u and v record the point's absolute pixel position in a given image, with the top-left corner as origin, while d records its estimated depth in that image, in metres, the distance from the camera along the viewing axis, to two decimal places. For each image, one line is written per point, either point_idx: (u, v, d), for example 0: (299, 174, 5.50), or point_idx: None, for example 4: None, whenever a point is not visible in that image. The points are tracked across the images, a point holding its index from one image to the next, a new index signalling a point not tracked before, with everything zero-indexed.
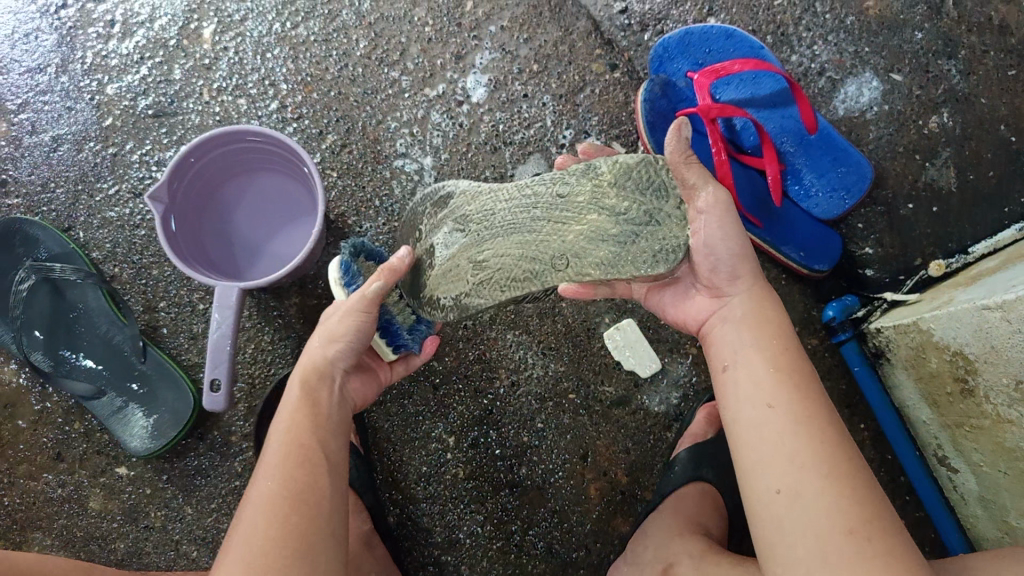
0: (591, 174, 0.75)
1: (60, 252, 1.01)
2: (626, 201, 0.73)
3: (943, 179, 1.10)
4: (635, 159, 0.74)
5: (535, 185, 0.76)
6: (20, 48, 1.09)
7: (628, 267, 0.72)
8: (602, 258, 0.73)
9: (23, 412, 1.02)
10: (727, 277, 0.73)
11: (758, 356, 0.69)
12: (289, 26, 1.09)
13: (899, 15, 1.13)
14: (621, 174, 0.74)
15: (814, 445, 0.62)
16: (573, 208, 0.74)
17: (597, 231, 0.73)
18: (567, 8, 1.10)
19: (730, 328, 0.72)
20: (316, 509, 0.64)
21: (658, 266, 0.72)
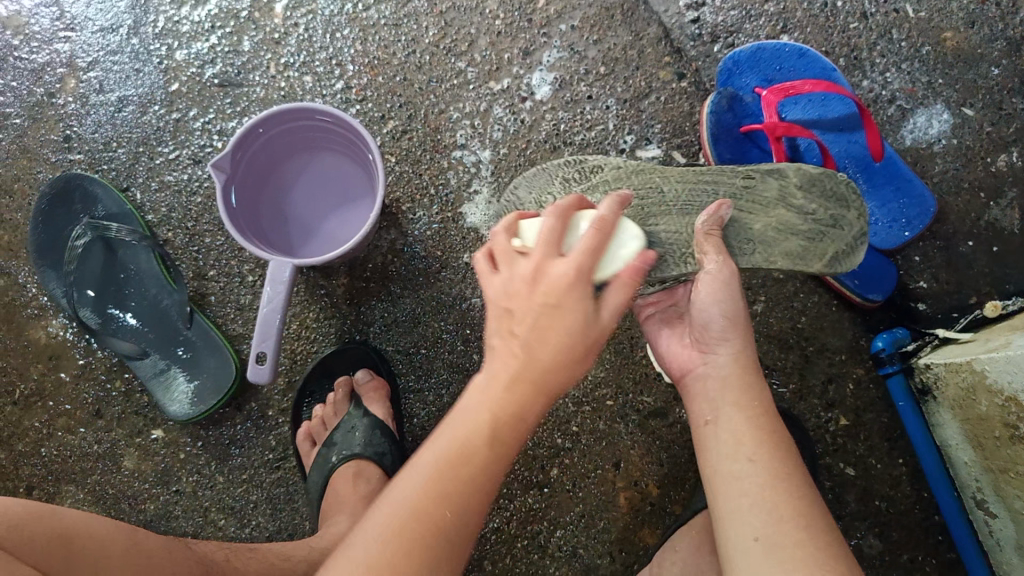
0: (778, 175, 0.79)
1: (116, 211, 1.02)
2: (814, 203, 0.78)
3: (1007, 220, 1.07)
4: (819, 171, 0.79)
5: (712, 175, 0.80)
6: (95, 7, 1.10)
7: (817, 260, 0.77)
8: (792, 250, 0.77)
9: (67, 365, 1.03)
10: (716, 334, 0.72)
11: (733, 413, 0.68)
12: (360, 8, 1.09)
13: (977, 49, 1.10)
14: (807, 182, 0.78)
15: (791, 502, 0.61)
16: (764, 200, 0.78)
17: (787, 225, 0.77)
18: (638, 13, 1.09)
19: (713, 384, 0.71)
20: (443, 537, 0.56)
21: (838, 269, 0.78)
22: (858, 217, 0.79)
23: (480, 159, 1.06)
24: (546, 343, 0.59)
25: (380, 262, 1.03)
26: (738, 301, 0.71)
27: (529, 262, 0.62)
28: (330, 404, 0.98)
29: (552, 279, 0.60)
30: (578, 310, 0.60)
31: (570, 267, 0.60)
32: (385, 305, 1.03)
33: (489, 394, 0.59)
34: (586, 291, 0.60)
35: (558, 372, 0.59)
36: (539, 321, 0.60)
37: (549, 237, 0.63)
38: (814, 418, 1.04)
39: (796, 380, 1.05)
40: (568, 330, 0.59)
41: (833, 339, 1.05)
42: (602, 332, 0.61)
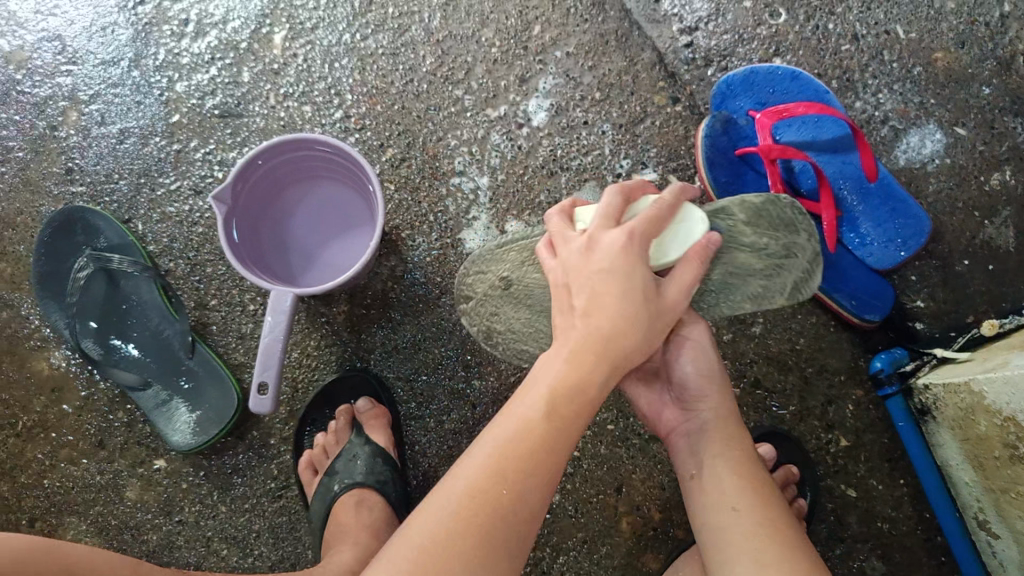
0: (722, 217, 0.77)
1: (118, 243, 1.04)
2: (764, 238, 0.77)
3: (1002, 238, 1.08)
4: (761, 198, 0.77)
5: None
6: (97, 40, 1.12)
7: (781, 295, 0.78)
8: (755, 293, 0.78)
9: (70, 397, 1.03)
10: (695, 394, 0.77)
11: (715, 460, 0.72)
12: (358, 38, 1.10)
13: (968, 69, 1.12)
14: (754, 215, 0.77)
15: (777, 545, 0.64)
16: (716, 252, 0.76)
17: (743, 270, 0.77)
18: (633, 39, 1.11)
19: (696, 441, 0.75)
20: (522, 502, 0.57)
21: (800, 296, 0.79)
22: (809, 238, 0.78)
23: (479, 185, 1.08)
24: (607, 314, 0.62)
25: (380, 289, 1.04)
26: (711, 357, 0.78)
27: (579, 238, 0.68)
28: (332, 432, 0.98)
29: (603, 245, 0.65)
30: (639, 274, 0.64)
31: (631, 242, 0.65)
32: (385, 332, 1.03)
33: (557, 367, 0.61)
34: (644, 263, 0.65)
35: (620, 346, 0.62)
36: (593, 299, 0.63)
37: (614, 209, 0.69)
38: (814, 438, 1.04)
39: (795, 401, 1.05)
40: (624, 296, 0.63)
41: (831, 359, 1.06)
42: (667, 309, 0.66)
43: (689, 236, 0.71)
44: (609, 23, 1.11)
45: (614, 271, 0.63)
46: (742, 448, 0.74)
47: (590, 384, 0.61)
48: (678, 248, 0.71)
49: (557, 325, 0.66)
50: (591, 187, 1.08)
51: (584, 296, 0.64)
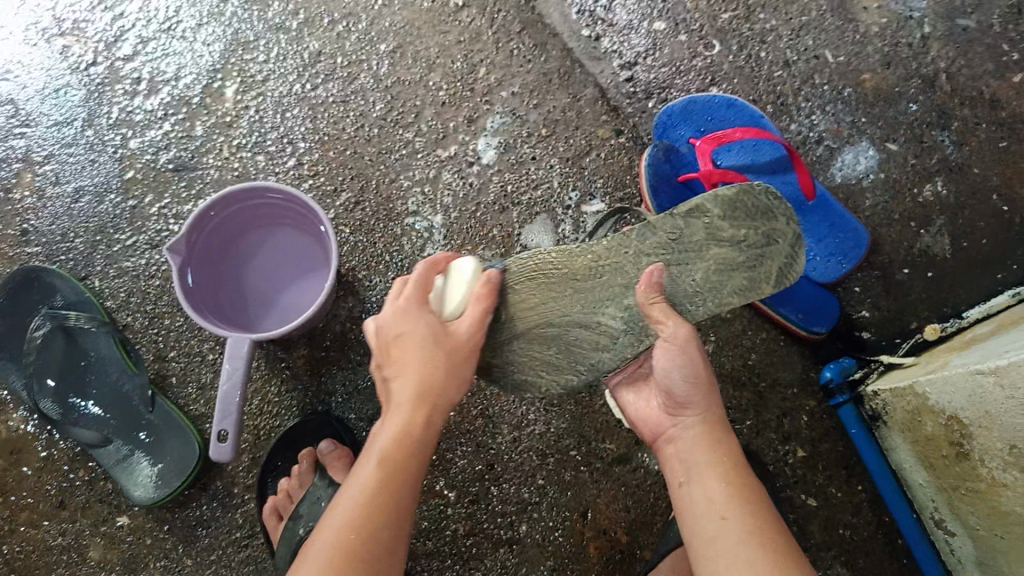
0: (699, 214, 0.82)
1: (74, 299, 1.04)
2: (741, 229, 0.82)
3: (938, 246, 1.12)
4: (733, 191, 0.83)
5: (635, 236, 0.82)
6: (49, 102, 1.13)
7: (766, 283, 0.81)
8: (738, 284, 0.81)
9: (29, 459, 1.03)
10: (682, 397, 0.76)
11: (706, 469, 0.71)
12: (308, 88, 1.14)
13: (894, 88, 1.17)
14: (727, 209, 0.82)
15: (769, 553, 0.63)
16: (695, 245, 0.81)
17: (725, 261, 0.81)
18: (575, 76, 1.15)
19: (684, 446, 0.75)
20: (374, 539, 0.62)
21: (786, 282, 0.82)
22: (788, 223, 0.83)
23: (433, 224, 1.10)
24: (410, 367, 0.71)
25: (339, 331, 1.05)
26: (696, 361, 0.75)
27: (391, 303, 0.76)
28: (295, 476, 0.99)
29: (386, 320, 0.75)
30: (418, 328, 0.73)
31: (406, 303, 0.75)
32: (346, 373, 1.05)
33: (391, 424, 0.69)
34: (425, 315, 0.75)
35: (437, 387, 0.71)
36: (392, 353, 0.73)
37: (418, 281, 0.77)
38: (772, 451, 1.07)
39: (751, 415, 1.08)
40: (421, 343, 0.72)
41: (784, 374, 1.09)
42: (461, 345, 0.74)
43: (467, 284, 0.78)
44: (552, 62, 1.15)
45: (409, 332, 0.73)
46: (727, 457, 0.72)
47: (414, 429, 0.69)
48: (463, 296, 0.78)
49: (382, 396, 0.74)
50: (542, 220, 1.11)
51: (391, 354, 0.73)
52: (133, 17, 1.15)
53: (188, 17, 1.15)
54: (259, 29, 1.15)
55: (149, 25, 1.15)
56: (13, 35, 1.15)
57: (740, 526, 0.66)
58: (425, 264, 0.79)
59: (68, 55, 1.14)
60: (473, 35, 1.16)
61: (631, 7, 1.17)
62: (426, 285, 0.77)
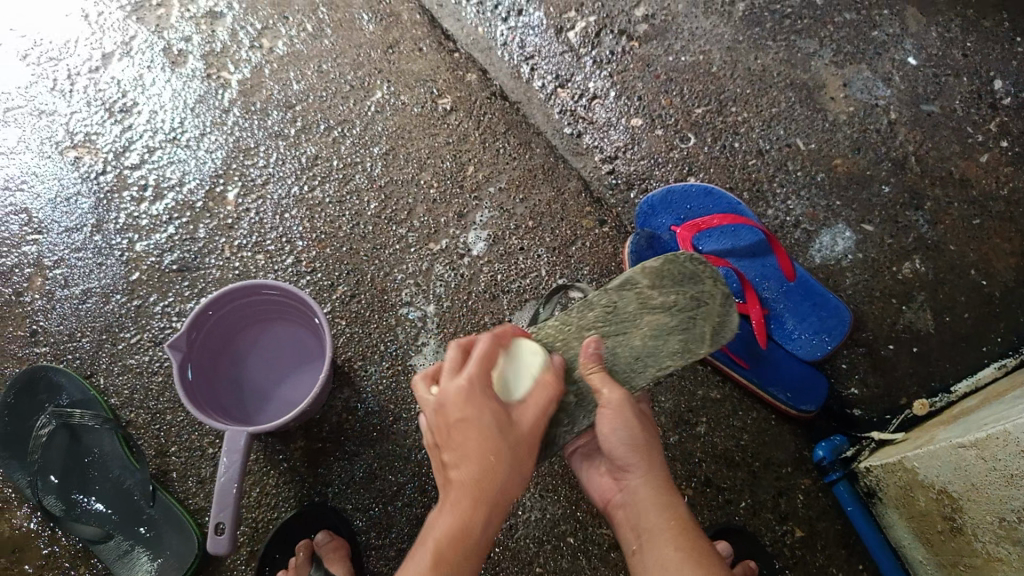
0: (630, 286, 0.90)
1: (79, 398, 1.07)
2: (671, 294, 0.89)
3: (921, 321, 1.15)
4: (660, 262, 0.91)
5: (572, 312, 0.90)
6: (61, 210, 1.20)
7: (701, 342, 0.86)
8: (675, 346, 0.86)
9: (31, 556, 1.03)
10: (624, 462, 0.78)
11: (659, 535, 0.72)
12: (306, 189, 1.20)
13: (866, 171, 1.23)
14: (656, 277, 0.90)
15: None
16: (630, 315, 0.88)
17: (660, 327, 0.87)
18: (559, 171, 1.22)
19: (631, 509, 0.77)
20: None
21: (722, 338, 0.87)
22: (714, 284, 0.89)
23: (426, 313, 1.14)
24: (472, 458, 0.68)
25: (335, 422, 1.08)
26: (637, 426, 0.78)
27: (456, 380, 0.73)
28: (292, 568, 0.99)
29: (448, 399, 0.71)
30: (483, 419, 0.71)
31: (471, 384, 0.73)
32: (342, 463, 1.06)
33: (442, 519, 0.67)
34: (490, 400, 0.72)
35: (496, 485, 0.68)
36: (451, 437, 0.70)
37: (482, 357, 0.75)
38: (770, 531, 1.07)
39: (747, 496, 1.08)
40: (489, 435, 0.70)
41: (776, 453, 1.10)
42: (522, 436, 0.73)
43: (534, 372, 0.79)
44: (536, 158, 1.22)
45: (475, 420, 0.70)
46: (676, 517, 0.74)
47: (472, 528, 0.67)
48: (530, 383, 0.79)
49: (439, 479, 0.72)
50: (532, 306, 1.15)
51: (451, 438, 0.70)
52: (141, 129, 1.23)
53: (193, 127, 1.23)
54: (260, 136, 1.22)
55: (156, 135, 1.23)
56: (30, 148, 1.23)
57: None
58: (490, 337, 0.78)
59: (80, 166, 1.21)
60: (461, 136, 1.23)
61: (610, 105, 1.25)
62: (490, 359, 0.76)
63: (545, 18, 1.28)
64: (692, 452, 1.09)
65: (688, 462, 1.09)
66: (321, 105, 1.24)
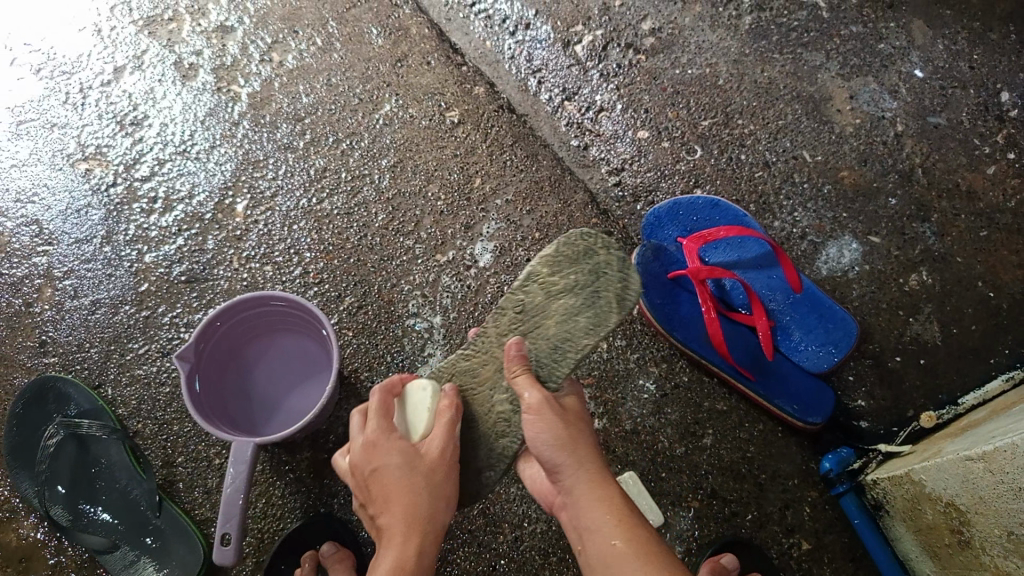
0: (530, 281, 0.87)
1: (89, 408, 1.07)
2: (570, 276, 0.85)
3: (928, 333, 1.15)
4: (553, 247, 0.87)
5: (490, 324, 0.89)
6: (72, 222, 1.21)
7: (611, 313, 0.82)
8: (586, 325, 0.82)
9: (37, 566, 1.03)
10: (552, 465, 0.76)
11: (600, 533, 0.71)
12: (315, 201, 1.21)
13: (872, 183, 1.23)
14: (552, 265, 0.86)
15: None
16: (538, 309, 0.85)
17: (567, 311, 0.84)
18: (565, 182, 1.22)
19: (572, 511, 0.75)
20: None
21: (629, 303, 0.82)
22: (609, 253, 0.85)
23: (433, 324, 1.14)
24: (391, 503, 0.74)
25: (341, 433, 1.08)
26: (558, 425, 0.76)
27: (361, 436, 0.79)
28: None
29: (359, 454, 0.78)
30: (392, 462, 0.76)
31: (375, 434, 0.78)
32: None
33: (377, 564, 0.71)
34: (393, 440, 0.78)
35: (417, 515, 0.74)
36: (371, 491, 0.76)
37: (378, 409, 0.80)
38: (777, 545, 1.06)
39: (754, 509, 1.07)
40: (400, 475, 0.75)
41: (783, 465, 1.09)
42: (434, 463, 0.78)
43: (429, 405, 0.83)
44: (543, 170, 1.23)
45: (385, 467, 0.76)
46: (616, 510, 0.72)
47: (405, 562, 0.71)
48: (428, 418, 0.82)
49: (373, 536, 0.76)
50: None
51: (371, 490, 0.76)
52: (151, 141, 1.24)
53: (202, 140, 1.24)
54: (268, 149, 1.23)
55: (166, 148, 1.24)
56: (41, 161, 1.25)
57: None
58: (381, 387, 0.82)
59: (91, 178, 1.23)
60: (469, 149, 1.24)
61: (616, 118, 1.25)
62: (386, 410, 0.81)
63: (552, 32, 1.29)
64: (698, 465, 1.09)
65: (694, 474, 1.08)
66: (330, 118, 1.25)
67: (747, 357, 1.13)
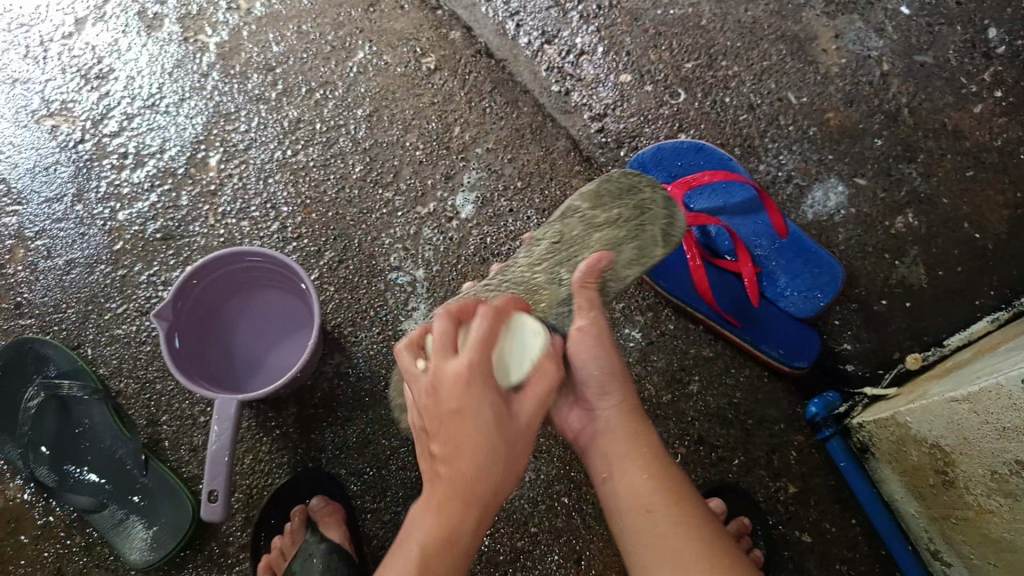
0: (570, 214, 0.89)
1: (68, 369, 1.06)
2: (613, 210, 0.88)
3: (913, 276, 1.15)
4: (594, 185, 0.90)
5: (522, 255, 0.89)
6: (40, 180, 1.18)
7: (654, 245, 0.85)
8: (629, 254, 0.85)
9: (26, 527, 1.03)
10: (598, 391, 0.78)
11: (630, 466, 0.73)
12: (290, 153, 1.18)
13: (858, 125, 1.21)
14: (595, 200, 0.89)
15: (694, 542, 0.65)
16: (577, 238, 0.87)
17: (607, 240, 0.86)
18: (547, 130, 1.20)
19: (602, 441, 0.77)
20: None
21: (673, 238, 0.86)
22: (653, 190, 0.89)
23: (416, 277, 1.13)
24: (467, 454, 0.64)
25: (327, 387, 1.07)
26: (610, 351, 0.77)
27: (454, 363, 0.66)
28: (288, 533, 1.01)
29: (445, 380, 0.65)
30: (483, 414, 0.65)
31: (473, 365, 0.66)
32: (335, 428, 1.06)
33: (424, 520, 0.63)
34: (488, 387, 0.66)
35: (488, 486, 0.64)
36: (446, 430, 0.64)
37: (484, 337, 0.67)
38: (763, 488, 1.07)
39: (740, 453, 1.08)
40: (482, 430, 0.64)
41: (768, 409, 1.10)
42: (522, 433, 0.68)
43: (535, 354, 0.73)
44: (524, 117, 1.20)
45: (472, 413, 0.64)
46: (647, 446, 0.75)
47: (460, 533, 0.63)
48: (530, 366, 0.73)
49: (427, 469, 0.68)
50: None
51: (449, 431, 0.64)
52: (118, 95, 1.20)
53: (171, 93, 1.20)
54: (240, 100, 1.20)
55: (134, 102, 1.20)
56: (6, 118, 1.21)
57: (663, 522, 0.67)
58: (485, 317, 0.69)
59: (57, 134, 1.19)
60: (446, 96, 1.21)
61: (598, 62, 1.22)
62: (490, 338, 0.68)
63: None
64: (685, 411, 1.09)
65: (680, 420, 1.09)
66: (302, 67, 1.21)
67: (732, 304, 1.12)
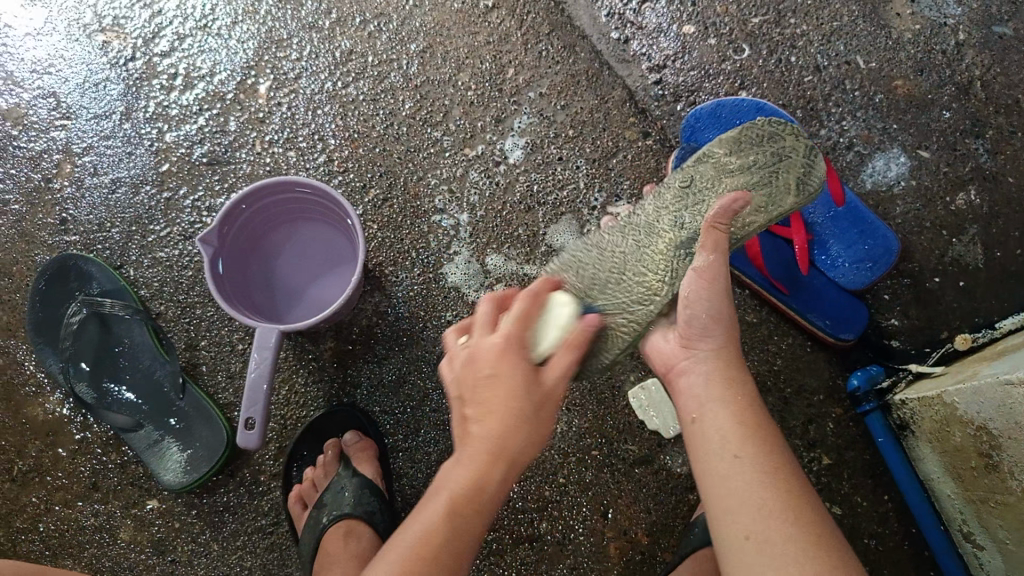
0: (706, 158, 0.87)
1: (111, 288, 1.06)
2: (751, 155, 0.86)
3: (970, 255, 1.11)
4: (737, 130, 0.87)
5: (648, 203, 0.87)
6: (89, 96, 1.16)
7: (789, 196, 0.84)
8: (764, 200, 0.83)
9: (64, 441, 1.05)
10: (699, 331, 0.76)
11: (720, 410, 0.72)
12: (340, 85, 1.15)
13: (927, 95, 1.16)
14: (734, 145, 0.86)
15: (779, 497, 0.64)
16: (709, 184, 0.85)
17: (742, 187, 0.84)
18: (603, 78, 1.16)
19: (697, 379, 0.75)
20: None
21: (808, 189, 0.84)
22: (796, 139, 0.86)
23: (459, 222, 1.11)
24: (495, 415, 0.64)
25: (365, 325, 1.07)
26: (725, 295, 0.75)
27: (491, 337, 0.68)
28: (320, 465, 1.01)
29: (481, 352, 0.67)
30: (514, 375, 0.65)
31: (508, 338, 0.67)
32: (371, 366, 1.06)
33: (455, 471, 0.65)
34: (523, 358, 0.67)
35: (514, 445, 0.64)
36: (477, 391, 0.66)
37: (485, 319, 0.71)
38: (797, 458, 1.05)
39: (777, 422, 1.07)
40: (512, 391, 0.64)
41: (807, 379, 1.08)
42: (547, 397, 0.66)
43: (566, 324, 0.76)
44: (580, 64, 1.16)
45: (501, 377, 0.65)
46: (742, 391, 0.74)
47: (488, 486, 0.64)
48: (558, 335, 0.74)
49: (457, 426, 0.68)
50: (568, 220, 1.11)
51: (477, 392, 0.65)
52: (171, 14, 1.18)
53: (224, 15, 1.18)
54: (292, 27, 1.17)
55: (186, 22, 1.18)
56: (57, 31, 1.19)
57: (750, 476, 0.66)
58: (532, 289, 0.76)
59: (108, 51, 1.17)
60: (502, 36, 1.17)
61: (661, 11, 1.17)
62: (528, 317, 0.70)
63: None
64: None
65: None
66: None
67: (782, 269, 1.10)
